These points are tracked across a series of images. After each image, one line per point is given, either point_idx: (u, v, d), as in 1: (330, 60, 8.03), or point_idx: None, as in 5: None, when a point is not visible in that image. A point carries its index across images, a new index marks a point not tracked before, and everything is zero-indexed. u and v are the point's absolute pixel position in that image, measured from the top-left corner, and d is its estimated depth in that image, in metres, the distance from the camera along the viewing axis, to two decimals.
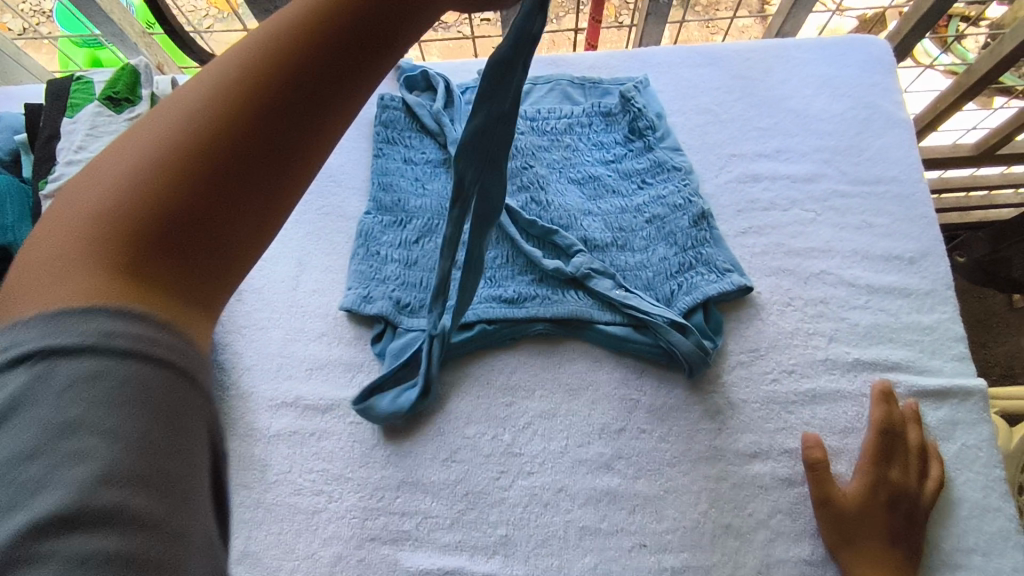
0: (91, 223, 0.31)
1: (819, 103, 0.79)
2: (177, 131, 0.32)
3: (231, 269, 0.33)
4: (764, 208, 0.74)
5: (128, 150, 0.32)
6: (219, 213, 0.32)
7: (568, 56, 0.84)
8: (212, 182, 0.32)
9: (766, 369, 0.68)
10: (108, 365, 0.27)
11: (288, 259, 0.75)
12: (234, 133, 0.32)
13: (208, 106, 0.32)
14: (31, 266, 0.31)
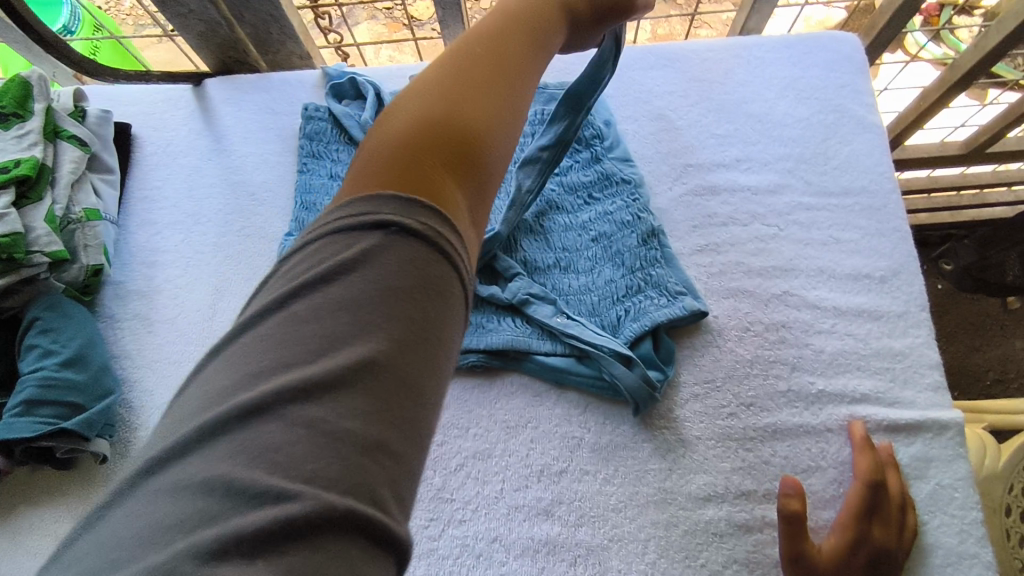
0: (402, 135, 0.35)
1: (782, 107, 0.72)
2: (439, 74, 0.37)
3: (484, 184, 0.36)
4: (722, 223, 0.68)
5: (406, 97, 0.37)
6: (458, 137, 0.35)
7: None
8: (453, 115, 0.36)
9: (722, 403, 0.62)
10: (411, 252, 0.30)
11: (204, 286, 0.69)
12: (495, 87, 0.38)
13: (475, 61, 0.38)
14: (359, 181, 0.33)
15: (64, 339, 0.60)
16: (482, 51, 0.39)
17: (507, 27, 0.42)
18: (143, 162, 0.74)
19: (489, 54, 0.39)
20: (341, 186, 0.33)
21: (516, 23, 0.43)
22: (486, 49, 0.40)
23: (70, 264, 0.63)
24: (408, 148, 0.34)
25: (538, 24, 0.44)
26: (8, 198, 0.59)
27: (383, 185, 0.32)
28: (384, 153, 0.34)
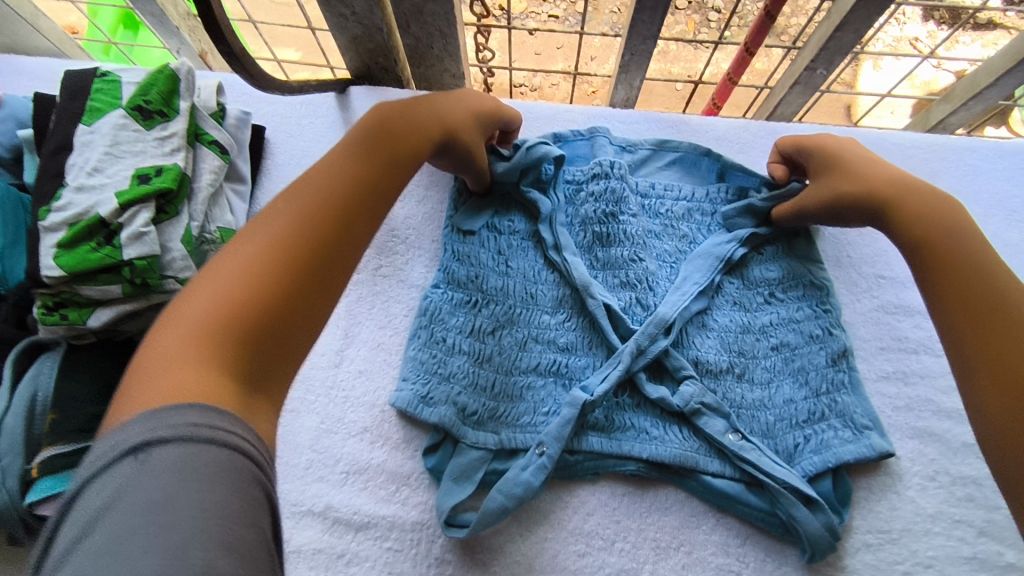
0: (205, 320, 0.37)
1: (991, 227, 0.65)
2: (270, 256, 0.41)
3: (292, 360, 0.41)
4: (912, 349, 0.61)
5: (217, 274, 0.39)
6: (282, 328, 0.40)
7: (694, 120, 0.72)
8: (299, 300, 0.41)
9: (898, 558, 0.55)
10: (223, 459, 0.32)
11: (333, 327, 0.62)
12: (322, 273, 0.42)
13: (285, 240, 0.42)
14: (180, 316, 0.38)
15: None
16: (290, 230, 0.42)
17: (320, 197, 0.44)
18: (273, 168, 0.66)
19: (303, 232, 0.42)
20: (136, 374, 0.36)
21: (348, 192, 0.46)
22: (310, 197, 0.44)
23: None
24: (217, 344, 0.37)
25: (403, 137, 0.51)
26: (147, 214, 0.52)
27: (177, 380, 0.35)
28: (192, 348, 0.37)
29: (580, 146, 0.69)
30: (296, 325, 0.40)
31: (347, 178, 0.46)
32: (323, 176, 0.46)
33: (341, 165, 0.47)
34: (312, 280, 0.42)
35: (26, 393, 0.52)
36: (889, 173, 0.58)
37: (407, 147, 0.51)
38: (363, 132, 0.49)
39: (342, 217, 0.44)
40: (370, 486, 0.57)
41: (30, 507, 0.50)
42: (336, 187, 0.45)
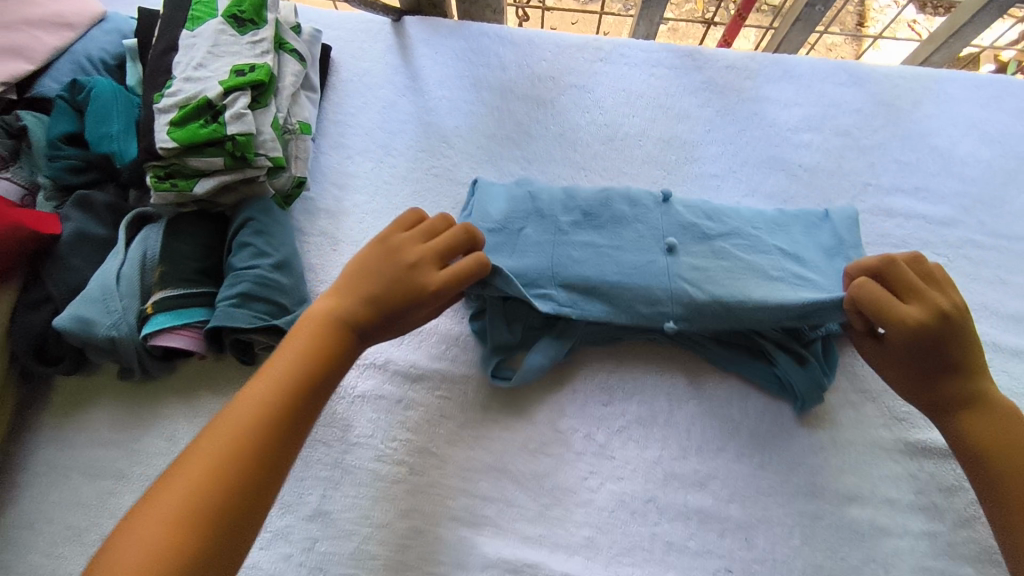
0: (137, 568, 0.41)
1: (967, 146, 0.75)
2: (203, 481, 0.44)
3: (233, 538, 0.45)
4: (894, 245, 0.70)
5: (149, 514, 0.43)
6: (220, 517, 0.44)
7: (707, 50, 0.80)
8: (234, 502, 0.45)
9: (878, 413, 0.65)
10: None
11: (391, 216, 0.71)
12: (266, 457, 0.47)
13: (225, 463, 0.46)
14: (125, 538, 0.43)
15: (275, 243, 0.62)
16: (217, 461, 0.45)
17: (260, 413, 0.48)
18: (340, 85, 0.76)
19: (241, 448, 0.46)
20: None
21: (287, 408, 0.49)
22: (252, 414, 0.48)
23: (282, 171, 0.65)
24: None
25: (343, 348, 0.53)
26: (246, 99, 0.61)
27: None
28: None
29: (608, 72, 0.79)
30: (236, 506, 0.45)
31: (276, 412, 0.48)
32: (278, 379, 0.49)
33: (270, 402, 0.48)
34: (252, 455, 0.46)
35: (138, 250, 0.61)
36: (940, 331, 0.57)
37: (326, 375, 0.51)
38: (303, 345, 0.52)
39: (278, 428, 0.48)
40: (423, 345, 0.67)
41: (146, 339, 0.59)
42: (262, 426, 0.47)
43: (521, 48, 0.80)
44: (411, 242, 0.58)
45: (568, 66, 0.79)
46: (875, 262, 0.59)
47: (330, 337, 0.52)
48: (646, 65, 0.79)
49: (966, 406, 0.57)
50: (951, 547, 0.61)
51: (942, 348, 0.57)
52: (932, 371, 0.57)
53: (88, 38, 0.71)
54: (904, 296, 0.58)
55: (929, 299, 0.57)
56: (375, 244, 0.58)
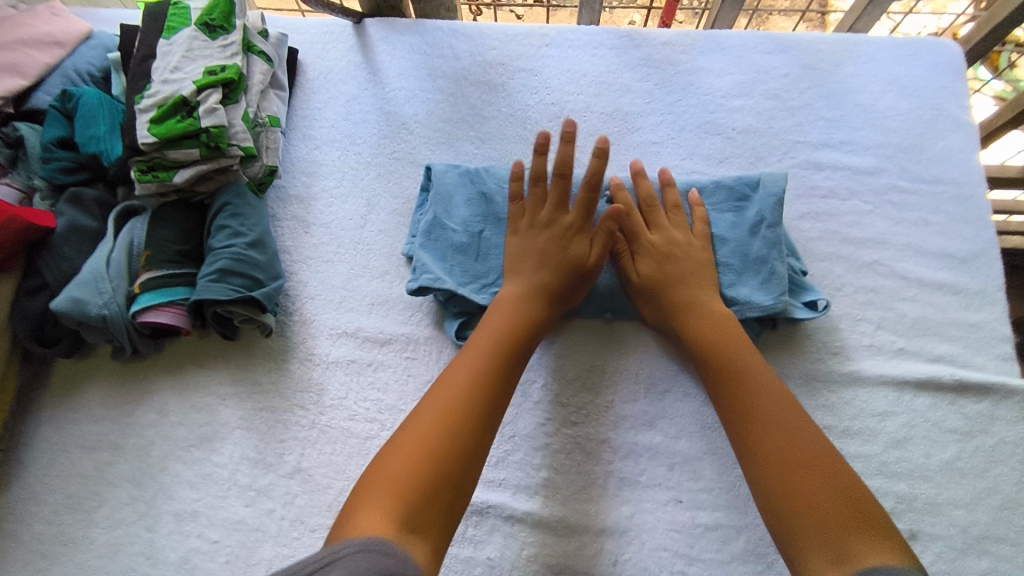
0: (392, 500, 0.47)
1: (887, 101, 0.81)
2: (461, 389, 0.56)
3: (467, 462, 0.53)
4: (824, 195, 0.77)
5: (393, 457, 0.50)
6: (453, 446, 0.52)
7: (644, 30, 0.86)
8: (468, 422, 0.54)
9: (813, 349, 0.70)
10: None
11: (357, 198, 0.78)
12: (487, 395, 0.56)
13: (467, 389, 0.56)
14: (388, 469, 0.49)
15: (250, 223, 0.69)
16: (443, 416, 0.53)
17: (475, 368, 0.58)
18: (306, 84, 0.83)
19: (471, 397, 0.55)
20: (355, 505, 0.47)
21: (496, 369, 0.58)
22: (456, 372, 0.57)
23: (255, 160, 0.72)
24: (405, 505, 0.47)
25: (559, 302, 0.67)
26: (217, 95, 0.68)
27: (387, 515, 0.46)
28: (399, 501, 0.47)
29: (556, 53, 0.85)
30: (470, 433, 0.53)
31: (480, 381, 0.57)
32: (490, 348, 0.60)
33: (474, 373, 0.57)
34: (461, 395, 0.55)
35: (125, 238, 0.68)
36: (705, 272, 0.69)
37: (531, 331, 0.63)
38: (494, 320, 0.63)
39: (480, 364, 0.59)
40: (391, 312, 0.72)
41: (134, 316, 0.65)
42: (483, 395, 0.56)
43: (472, 38, 0.86)
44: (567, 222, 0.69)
45: (516, 53, 0.85)
46: (627, 201, 0.72)
47: (553, 292, 0.66)
48: (588, 44, 0.85)
49: (726, 358, 0.63)
50: (884, 466, 0.66)
51: (693, 290, 0.68)
52: (680, 303, 0.67)
53: (77, 55, 0.78)
54: (658, 255, 0.70)
55: (669, 232, 0.71)
56: (518, 228, 0.70)
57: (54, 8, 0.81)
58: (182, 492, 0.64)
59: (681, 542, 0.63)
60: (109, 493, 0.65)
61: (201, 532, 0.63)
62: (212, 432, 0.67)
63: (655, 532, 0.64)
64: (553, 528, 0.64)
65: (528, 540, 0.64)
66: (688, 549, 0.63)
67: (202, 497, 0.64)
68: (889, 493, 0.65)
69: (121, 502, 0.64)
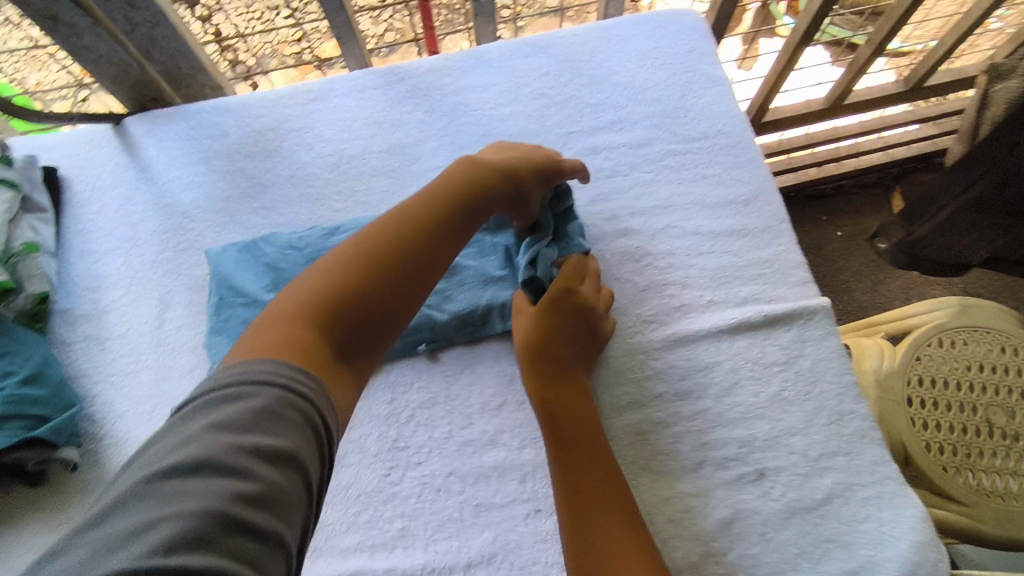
0: (266, 346, 0.48)
1: (643, 74, 0.84)
2: (361, 241, 0.56)
3: (379, 300, 0.54)
4: (607, 175, 0.79)
5: (278, 309, 0.52)
6: (355, 275, 0.54)
7: (404, 65, 0.86)
8: (377, 249, 0.55)
9: (630, 323, 0.72)
10: (274, 405, 0.43)
11: (150, 300, 0.74)
12: (406, 246, 0.56)
13: (367, 246, 0.55)
14: (280, 313, 0.52)
15: (20, 360, 0.64)
16: (347, 282, 0.53)
17: (402, 223, 0.58)
18: (74, 199, 0.79)
19: (391, 243, 0.56)
20: (249, 337, 0.50)
21: (425, 222, 0.58)
22: (386, 227, 0.57)
23: (17, 293, 0.67)
24: (309, 342, 0.49)
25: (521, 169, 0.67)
26: None
27: (286, 360, 0.46)
28: (291, 329, 0.50)
29: (324, 107, 0.83)
30: (363, 264, 0.54)
31: (376, 235, 0.56)
32: (429, 204, 0.60)
33: (403, 215, 0.58)
34: (389, 238, 0.56)
35: None
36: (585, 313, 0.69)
37: (480, 190, 0.63)
38: (454, 176, 0.63)
39: (402, 222, 0.58)
40: None
41: None
42: (428, 213, 0.59)
43: (237, 112, 0.83)
44: (489, 156, 0.67)
45: (284, 115, 0.83)
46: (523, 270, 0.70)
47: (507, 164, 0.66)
48: (350, 88, 0.84)
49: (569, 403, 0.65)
50: (720, 416, 0.68)
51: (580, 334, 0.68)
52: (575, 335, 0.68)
53: None
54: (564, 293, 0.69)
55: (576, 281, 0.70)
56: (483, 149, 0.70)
57: None
58: None
59: (550, 551, 0.62)
60: None
61: None
62: None
63: (520, 549, 0.62)
64: None
65: None
66: (558, 555, 0.62)
67: None
68: (731, 441, 0.67)
69: None
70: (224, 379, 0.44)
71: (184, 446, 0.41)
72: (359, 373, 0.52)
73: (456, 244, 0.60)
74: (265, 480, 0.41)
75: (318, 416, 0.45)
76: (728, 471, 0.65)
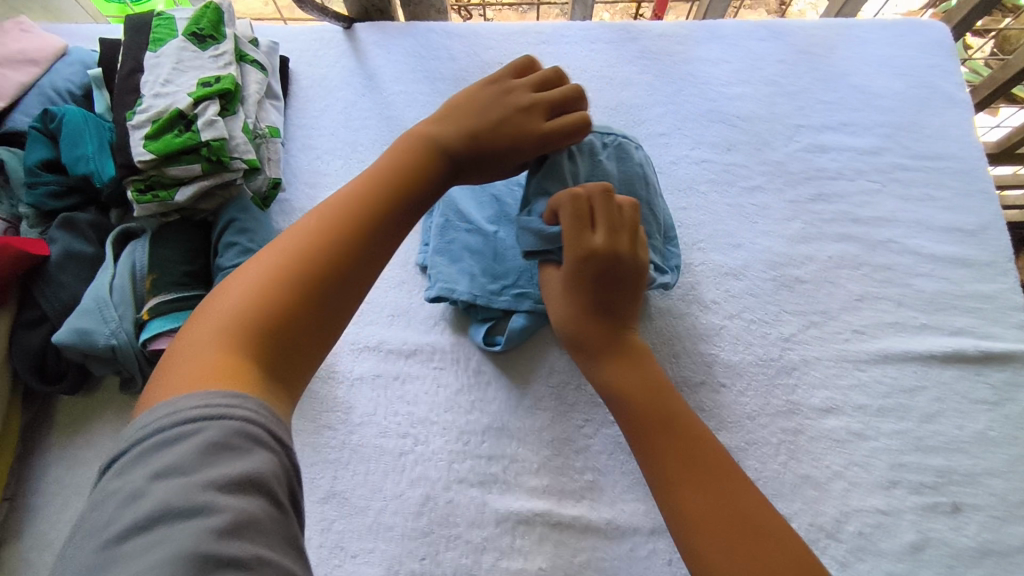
0: (189, 377, 0.41)
1: (881, 81, 0.82)
2: (302, 239, 0.47)
3: (319, 298, 0.46)
4: (832, 176, 0.77)
5: (195, 331, 0.44)
6: (294, 277, 0.45)
7: (639, 23, 0.86)
8: (317, 247, 0.47)
9: (838, 330, 0.70)
10: (221, 435, 0.36)
11: None
12: (348, 239, 0.48)
13: (297, 245, 0.47)
14: (200, 330, 0.44)
15: (259, 239, 0.65)
16: (270, 276, 0.45)
17: (318, 217, 0.49)
18: (300, 92, 0.80)
19: (318, 240, 0.47)
20: (168, 366, 0.42)
21: (342, 212, 0.49)
22: (319, 220, 0.48)
23: (258, 173, 0.68)
24: (233, 361, 0.42)
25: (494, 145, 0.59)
26: (215, 107, 0.64)
27: (218, 387, 0.39)
28: (213, 349, 0.42)
29: (555, 50, 0.84)
30: (299, 268, 0.46)
31: (298, 233, 0.48)
32: (338, 200, 0.50)
33: (319, 211, 0.49)
34: (323, 237, 0.48)
35: (128, 263, 0.63)
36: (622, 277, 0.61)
37: (416, 176, 0.54)
38: (398, 157, 0.54)
39: (342, 215, 0.49)
40: (412, 323, 0.72)
41: (145, 344, 0.61)
42: (356, 203, 0.50)
43: (468, 38, 0.84)
44: (443, 125, 0.58)
45: (513, 52, 0.84)
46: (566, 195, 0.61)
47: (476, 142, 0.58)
48: (584, 34, 0.84)
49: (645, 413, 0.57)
50: (919, 442, 0.66)
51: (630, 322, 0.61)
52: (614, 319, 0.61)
53: (53, 72, 0.74)
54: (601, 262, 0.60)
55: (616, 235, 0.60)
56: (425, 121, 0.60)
57: (25, 26, 0.77)
58: None
59: None
60: None
61: None
62: None
63: None
64: (603, 532, 0.62)
65: (580, 545, 0.62)
66: None
67: None
68: (929, 468, 0.65)
69: None
70: (168, 417, 0.37)
71: (134, 502, 0.34)
72: (301, 371, 0.45)
73: (392, 239, 0.51)
74: (234, 509, 0.35)
75: (270, 433, 0.38)
76: (923, 497, 0.64)
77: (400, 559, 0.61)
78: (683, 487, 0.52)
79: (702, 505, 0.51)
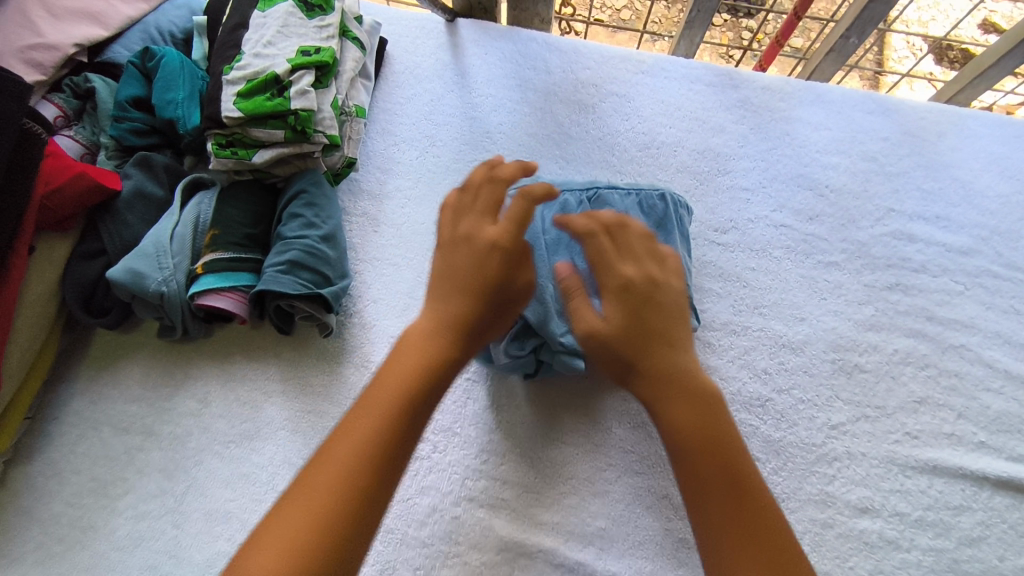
0: None
1: (986, 180, 0.78)
2: (362, 433, 0.41)
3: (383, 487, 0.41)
4: (915, 269, 0.73)
5: (260, 542, 0.37)
6: (353, 472, 0.40)
7: (744, 72, 0.83)
8: (383, 437, 0.41)
9: (891, 429, 0.67)
10: None
11: (432, 202, 0.73)
12: (407, 415, 0.43)
13: (358, 434, 0.41)
14: (260, 535, 0.38)
15: (324, 216, 0.65)
16: (336, 477, 0.39)
17: (399, 389, 0.44)
18: (391, 76, 0.80)
19: (392, 423, 0.42)
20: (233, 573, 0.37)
21: (415, 388, 0.44)
22: (382, 398, 0.43)
23: (336, 150, 0.68)
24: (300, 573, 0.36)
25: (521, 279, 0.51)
26: (310, 78, 0.64)
27: None
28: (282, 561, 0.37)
29: (653, 81, 0.82)
30: (365, 460, 0.40)
31: (373, 414, 0.42)
32: (402, 363, 0.45)
33: (391, 386, 0.44)
34: (382, 420, 0.42)
35: (192, 213, 0.64)
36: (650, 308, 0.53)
37: (464, 328, 0.48)
38: (442, 322, 0.47)
39: (398, 391, 0.43)
40: None
41: (192, 298, 0.61)
42: (405, 374, 0.45)
43: (567, 54, 0.83)
44: (454, 259, 0.49)
45: (609, 75, 0.82)
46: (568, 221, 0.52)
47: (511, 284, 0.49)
48: (685, 70, 0.82)
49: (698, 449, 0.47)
50: (955, 564, 0.61)
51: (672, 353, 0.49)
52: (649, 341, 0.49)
53: (160, 12, 0.75)
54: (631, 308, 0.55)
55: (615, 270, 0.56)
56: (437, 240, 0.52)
57: None
58: (214, 491, 0.59)
59: None
60: (137, 481, 0.59)
61: (229, 537, 0.57)
62: (255, 429, 0.62)
63: None
64: None
65: None
66: None
67: (235, 498, 0.58)
68: None
69: (148, 493, 0.58)
70: None
71: None
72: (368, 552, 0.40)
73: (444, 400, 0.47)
74: None
75: None
76: None
77: (393, 564, 0.59)
78: (706, 485, 0.46)
79: (716, 511, 0.45)
